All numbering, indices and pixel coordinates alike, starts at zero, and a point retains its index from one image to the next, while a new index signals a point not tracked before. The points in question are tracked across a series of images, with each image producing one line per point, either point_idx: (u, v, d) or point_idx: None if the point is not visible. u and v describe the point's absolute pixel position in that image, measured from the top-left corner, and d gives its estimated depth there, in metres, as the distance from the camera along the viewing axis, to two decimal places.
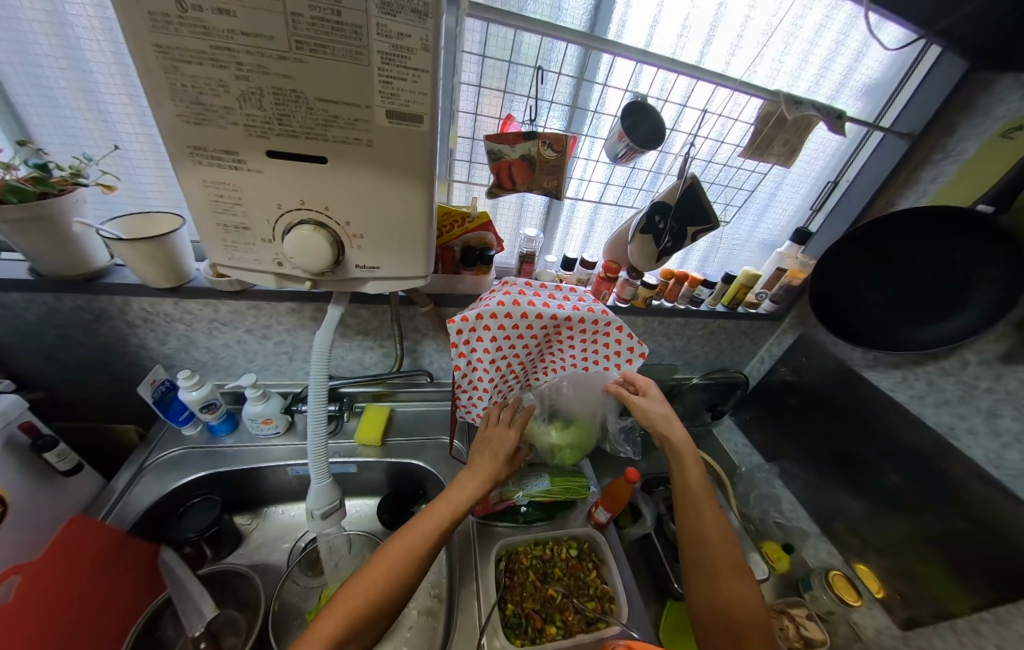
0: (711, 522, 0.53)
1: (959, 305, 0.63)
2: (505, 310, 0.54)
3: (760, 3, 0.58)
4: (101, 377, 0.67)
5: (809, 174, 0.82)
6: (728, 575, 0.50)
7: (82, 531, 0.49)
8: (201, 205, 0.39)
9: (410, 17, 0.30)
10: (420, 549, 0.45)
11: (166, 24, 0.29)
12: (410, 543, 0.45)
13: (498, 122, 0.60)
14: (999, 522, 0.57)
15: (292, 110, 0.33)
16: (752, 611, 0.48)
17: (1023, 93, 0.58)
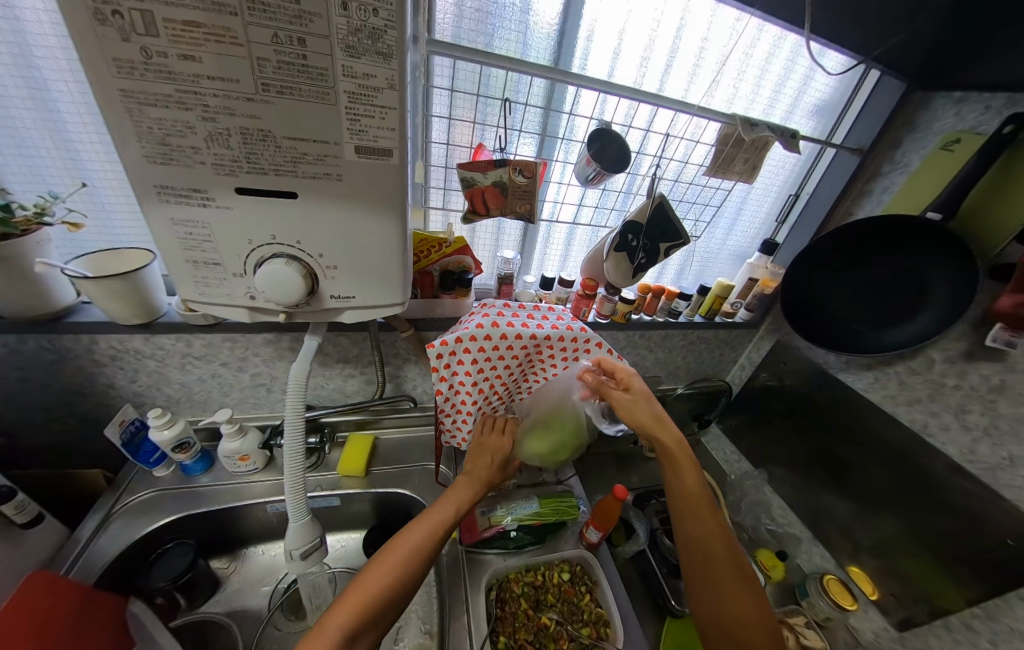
0: (712, 529, 0.52)
1: (919, 307, 0.66)
2: (485, 332, 0.54)
3: (713, 36, 0.62)
4: (66, 419, 0.64)
5: (771, 188, 0.86)
6: (735, 581, 0.49)
7: (38, 588, 0.46)
8: (169, 243, 0.39)
9: (374, 59, 0.32)
10: (406, 563, 0.43)
11: (130, 70, 0.29)
12: (396, 557, 0.43)
13: (470, 150, 0.62)
14: (980, 515, 0.59)
15: (261, 149, 0.34)
16: (757, 620, 0.47)
17: (956, 111, 0.64)
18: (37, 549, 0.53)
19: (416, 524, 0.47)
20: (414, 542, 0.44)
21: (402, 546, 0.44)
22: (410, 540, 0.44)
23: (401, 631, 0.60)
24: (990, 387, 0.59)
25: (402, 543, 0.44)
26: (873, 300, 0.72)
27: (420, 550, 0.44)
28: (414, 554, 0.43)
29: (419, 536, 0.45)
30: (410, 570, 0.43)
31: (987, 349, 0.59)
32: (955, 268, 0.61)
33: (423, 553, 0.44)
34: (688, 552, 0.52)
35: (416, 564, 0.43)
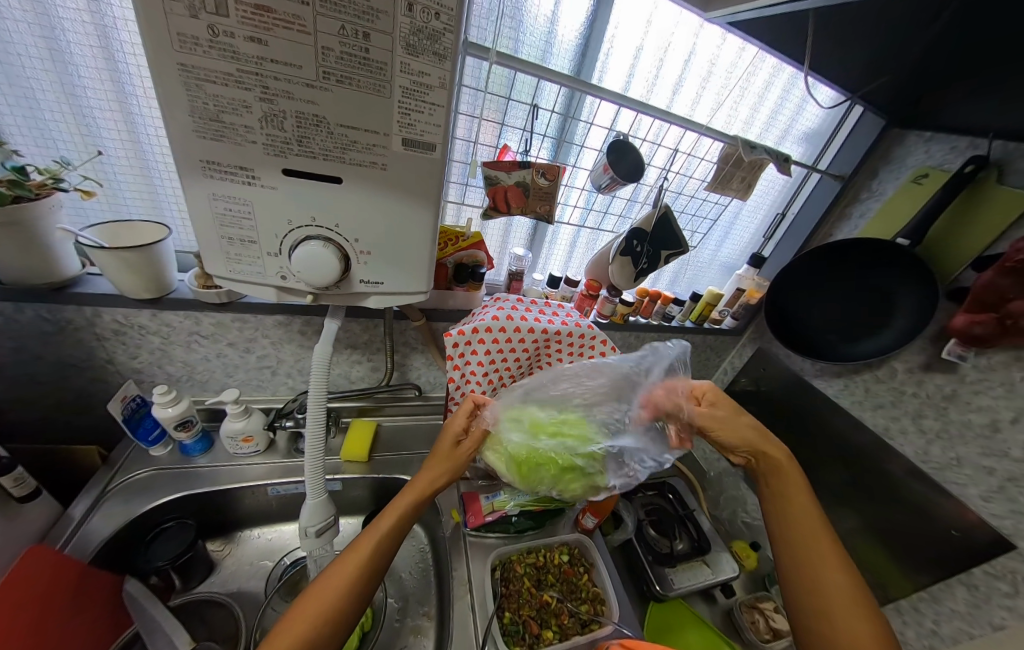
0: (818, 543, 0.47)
1: (887, 323, 0.73)
2: (499, 324, 0.57)
3: (721, 61, 0.67)
4: (57, 393, 0.62)
5: (761, 207, 0.93)
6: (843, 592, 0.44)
7: (45, 563, 0.45)
8: (206, 218, 0.39)
9: (431, 58, 0.34)
10: (331, 610, 0.38)
11: (194, 45, 0.30)
12: (319, 604, 0.38)
13: (493, 150, 0.65)
14: (930, 510, 0.66)
15: (313, 133, 0.36)
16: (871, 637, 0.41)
17: (926, 148, 0.71)
18: (30, 525, 0.51)
19: (347, 557, 0.42)
20: (342, 585, 0.40)
21: (328, 592, 0.39)
22: (335, 585, 0.39)
23: (404, 611, 0.62)
24: (943, 395, 0.67)
25: (326, 588, 0.39)
26: (847, 314, 0.79)
27: (347, 593, 0.40)
28: (340, 600, 0.39)
29: (347, 575, 0.40)
30: (336, 616, 0.38)
31: (942, 362, 0.67)
32: (916, 288, 0.68)
33: (351, 594, 0.40)
34: (789, 579, 0.47)
35: (343, 607, 0.39)
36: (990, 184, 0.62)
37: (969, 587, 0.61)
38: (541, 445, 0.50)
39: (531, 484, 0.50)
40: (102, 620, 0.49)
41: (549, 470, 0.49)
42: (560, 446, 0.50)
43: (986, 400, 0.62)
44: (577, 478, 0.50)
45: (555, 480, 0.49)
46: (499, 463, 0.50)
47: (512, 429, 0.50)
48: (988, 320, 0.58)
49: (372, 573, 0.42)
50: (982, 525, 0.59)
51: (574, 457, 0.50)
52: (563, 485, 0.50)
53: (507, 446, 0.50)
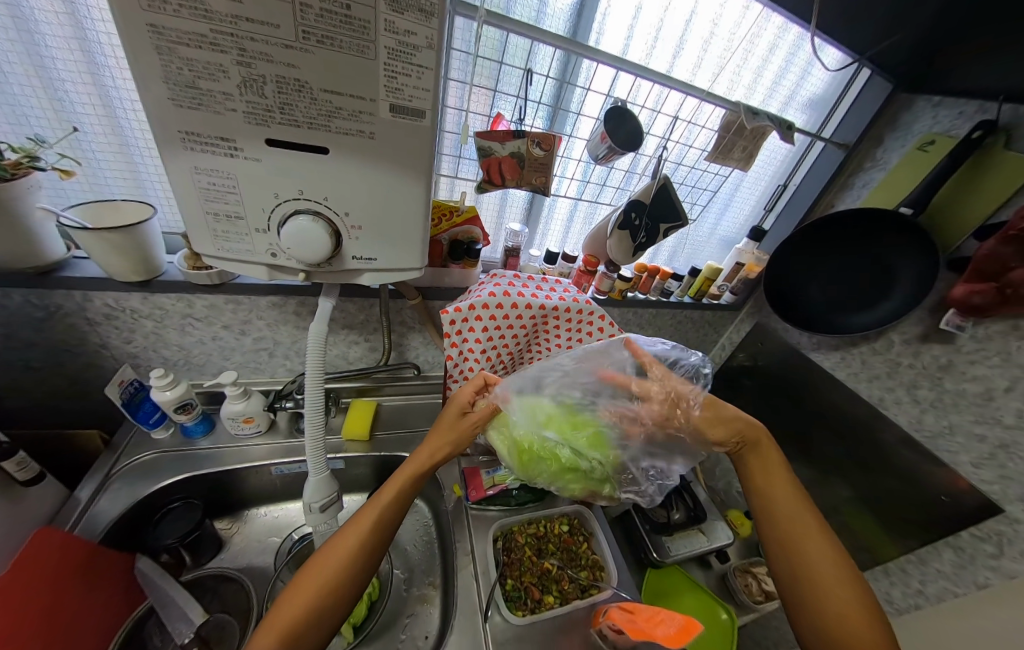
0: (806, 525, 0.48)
1: (886, 294, 0.72)
2: (496, 301, 0.56)
3: (724, 20, 0.64)
4: (53, 379, 0.62)
5: (761, 179, 0.91)
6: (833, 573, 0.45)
7: (52, 545, 0.46)
8: (190, 194, 0.38)
9: (417, 16, 0.32)
10: (333, 580, 0.39)
11: (161, 3, 0.28)
12: (322, 574, 0.39)
13: (486, 119, 0.63)
14: (921, 477, 0.68)
15: (296, 100, 0.34)
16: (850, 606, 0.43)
17: (933, 113, 0.69)
18: (37, 507, 0.52)
19: (349, 530, 0.43)
20: (344, 556, 0.40)
21: (330, 562, 0.40)
22: (337, 556, 0.40)
23: (409, 581, 0.64)
24: (939, 366, 0.67)
25: (329, 557, 0.40)
26: (846, 286, 0.79)
27: (349, 564, 0.40)
28: (343, 570, 0.40)
29: (349, 547, 0.41)
30: (338, 586, 0.39)
31: (940, 332, 0.67)
32: (919, 258, 0.67)
33: (353, 565, 0.40)
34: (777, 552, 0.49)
35: (346, 577, 0.40)
36: (998, 150, 0.60)
37: (955, 549, 0.63)
38: (547, 438, 0.49)
39: (530, 475, 0.50)
40: (118, 597, 0.51)
41: (549, 466, 0.48)
42: (567, 444, 0.48)
43: (981, 369, 0.62)
44: (579, 479, 0.49)
45: (554, 477, 0.49)
46: (501, 446, 0.50)
47: (522, 417, 0.49)
48: (988, 289, 0.57)
49: (375, 545, 0.42)
50: (970, 490, 0.61)
51: (579, 459, 0.48)
52: (561, 483, 0.49)
53: (513, 432, 0.49)
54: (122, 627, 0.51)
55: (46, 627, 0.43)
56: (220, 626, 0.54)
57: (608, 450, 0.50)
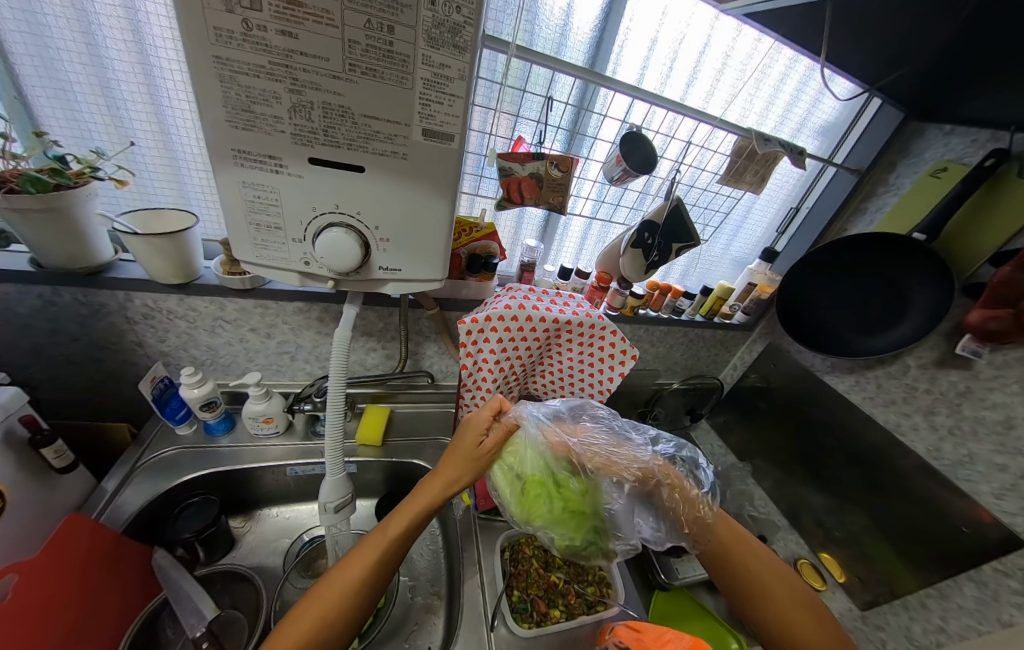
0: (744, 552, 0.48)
1: (901, 318, 0.72)
2: (512, 313, 0.58)
3: (736, 52, 0.67)
4: (89, 373, 0.66)
5: (774, 201, 0.92)
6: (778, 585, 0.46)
7: (82, 532, 0.48)
8: (236, 205, 0.41)
9: (451, 51, 0.35)
10: (341, 606, 0.38)
11: (228, 39, 0.32)
12: (329, 599, 0.39)
13: (507, 141, 0.66)
14: (943, 508, 0.66)
15: (338, 123, 0.37)
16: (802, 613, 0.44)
17: (945, 141, 0.70)
18: (65, 495, 0.54)
19: (357, 555, 0.42)
20: (352, 582, 0.40)
21: (338, 587, 0.39)
22: (346, 581, 0.40)
23: (415, 588, 0.64)
24: (956, 392, 0.66)
25: (338, 582, 0.40)
26: (860, 310, 0.78)
27: (357, 591, 0.40)
28: (348, 599, 0.39)
29: (357, 574, 0.40)
30: (344, 614, 0.38)
31: (956, 358, 0.66)
32: (931, 282, 0.68)
33: (361, 592, 0.40)
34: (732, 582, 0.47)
35: (354, 603, 0.39)
36: (1012, 178, 0.61)
37: (978, 584, 0.61)
38: (555, 476, 0.48)
39: (530, 519, 0.47)
40: (135, 589, 0.53)
41: (553, 507, 0.46)
42: (575, 489, 0.47)
43: (1000, 396, 0.61)
44: (576, 529, 0.47)
45: (556, 522, 0.46)
46: (504, 484, 0.48)
47: (530, 454, 0.48)
48: (1004, 315, 0.57)
49: (384, 570, 0.42)
50: (994, 523, 0.59)
51: (584, 501, 0.48)
52: (562, 531, 0.46)
53: (522, 467, 0.48)
54: (133, 625, 0.52)
55: (69, 613, 0.45)
56: (230, 622, 0.57)
57: (606, 500, 0.49)
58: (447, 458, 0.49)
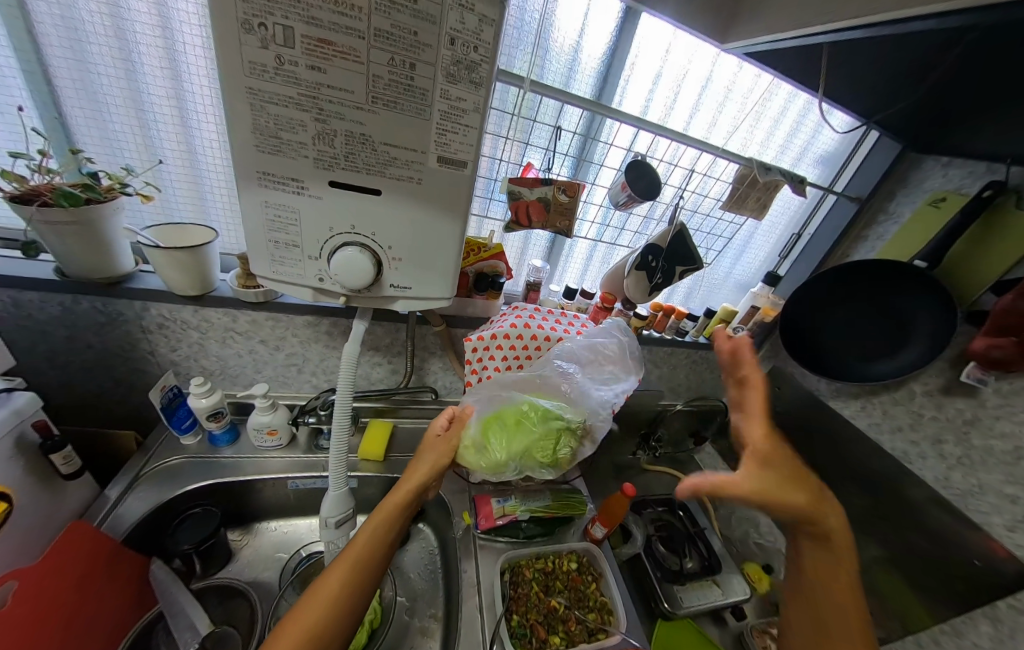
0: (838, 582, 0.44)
1: (904, 345, 0.72)
2: (517, 332, 0.60)
3: (737, 87, 0.70)
4: (100, 381, 0.67)
5: (776, 227, 0.94)
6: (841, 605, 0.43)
7: (79, 540, 0.47)
8: (257, 223, 0.43)
9: (468, 86, 0.38)
10: (320, 625, 0.36)
11: (262, 72, 0.35)
12: (308, 618, 0.37)
13: (516, 167, 0.69)
14: (954, 540, 0.64)
15: (359, 150, 0.39)
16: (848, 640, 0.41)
17: (943, 173, 0.73)
18: (69, 502, 0.54)
19: (333, 569, 0.40)
20: (331, 596, 0.38)
21: (315, 607, 0.38)
22: (324, 599, 0.38)
23: (413, 609, 0.63)
24: (963, 420, 0.66)
25: (315, 601, 0.38)
26: (863, 336, 0.79)
27: (336, 607, 0.38)
28: (328, 616, 0.37)
29: (335, 589, 0.39)
30: (325, 632, 0.36)
31: (962, 386, 0.66)
32: (928, 302, 0.69)
33: (342, 607, 0.38)
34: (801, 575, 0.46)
35: (336, 617, 0.38)
36: (1009, 210, 0.62)
37: (993, 621, 0.58)
38: (495, 420, 0.52)
39: (501, 468, 0.51)
40: (131, 601, 0.52)
41: (506, 440, 0.51)
42: (517, 415, 0.53)
43: (1008, 425, 0.61)
44: (539, 443, 0.52)
45: (519, 449, 0.51)
46: (466, 460, 0.51)
47: (473, 424, 0.53)
48: (1008, 344, 0.57)
49: (365, 581, 0.41)
50: (1009, 557, 0.58)
51: (526, 414, 0.53)
52: (528, 454, 0.52)
53: (467, 436, 0.52)
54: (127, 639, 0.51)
55: (66, 621, 0.44)
56: (222, 640, 0.54)
57: (547, 402, 0.55)
58: (414, 460, 0.51)
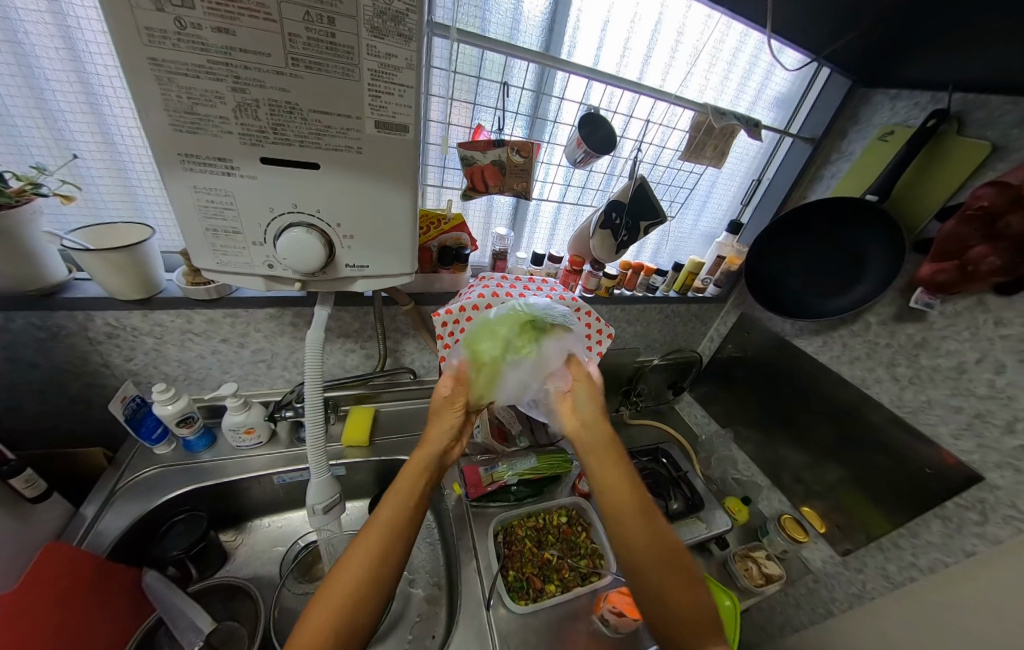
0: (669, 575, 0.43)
1: (859, 279, 0.75)
2: (486, 302, 0.59)
3: (687, 30, 0.68)
4: (55, 400, 0.63)
5: (736, 175, 0.95)
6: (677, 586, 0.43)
7: (58, 563, 0.46)
8: (190, 211, 0.40)
9: (396, 40, 0.35)
10: (359, 590, 0.37)
11: (162, 39, 0.31)
12: (338, 595, 0.36)
13: (468, 130, 0.66)
14: (908, 453, 0.70)
15: (287, 120, 0.37)
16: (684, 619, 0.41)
17: (889, 106, 0.74)
18: (43, 525, 0.53)
19: (361, 543, 0.40)
20: (365, 569, 0.38)
21: (350, 574, 0.37)
22: (358, 565, 0.38)
23: (415, 580, 0.65)
24: (913, 343, 0.70)
25: (348, 569, 0.38)
26: (823, 274, 0.82)
27: (369, 573, 0.38)
28: (363, 581, 0.37)
29: (368, 554, 0.39)
30: (365, 596, 0.37)
31: (911, 312, 0.70)
32: (879, 237, 0.72)
33: (376, 572, 0.38)
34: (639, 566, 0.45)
35: (371, 587, 0.37)
36: (952, 137, 0.64)
37: (943, 520, 0.65)
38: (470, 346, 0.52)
39: (506, 354, 0.50)
40: (123, 612, 0.52)
41: (486, 340, 0.51)
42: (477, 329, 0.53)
43: (952, 344, 0.65)
44: (504, 317, 0.53)
45: (499, 335, 0.51)
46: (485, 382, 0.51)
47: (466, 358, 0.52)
48: (950, 268, 0.61)
49: (397, 552, 0.40)
50: (956, 463, 0.63)
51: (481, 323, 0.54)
52: (507, 329, 0.51)
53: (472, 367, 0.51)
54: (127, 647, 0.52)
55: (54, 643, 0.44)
56: (230, 633, 0.56)
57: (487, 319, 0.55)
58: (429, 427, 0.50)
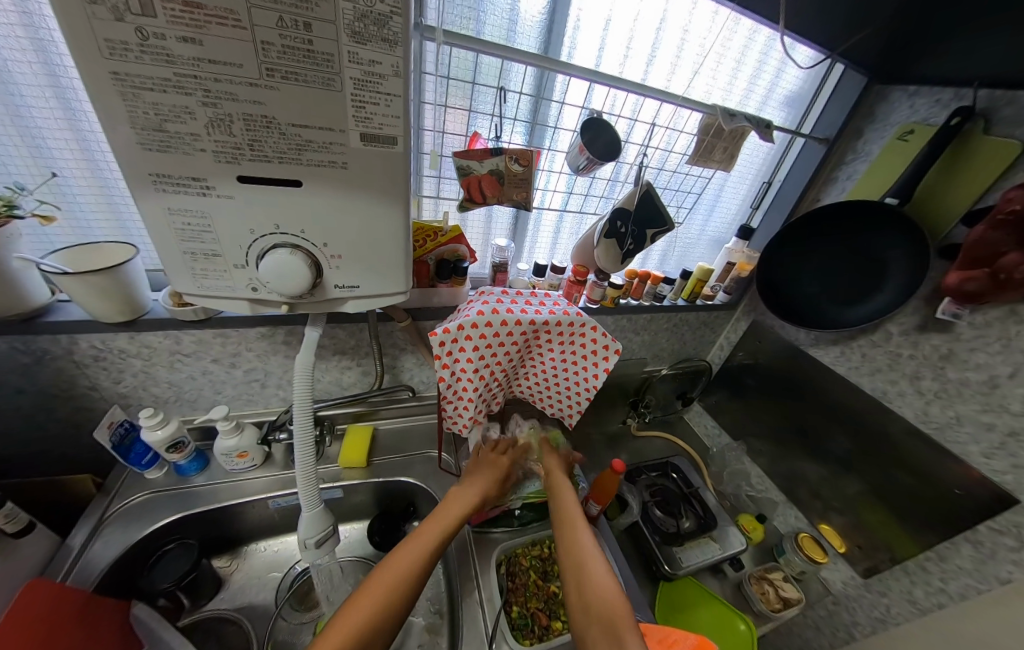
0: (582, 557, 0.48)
1: (878, 288, 0.71)
2: (485, 319, 0.55)
3: (694, 26, 0.65)
4: (44, 425, 0.61)
5: (746, 178, 0.91)
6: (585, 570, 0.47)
7: (43, 599, 0.44)
8: (167, 235, 0.38)
9: (380, 45, 0.32)
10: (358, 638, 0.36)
11: (124, 51, 0.28)
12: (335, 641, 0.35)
13: (464, 138, 0.63)
14: (934, 471, 0.66)
15: (264, 136, 0.34)
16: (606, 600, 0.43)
17: (909, 103, 0.70)
18: (27, 558, 0.50)
19: (373, 587, 0.40)
20: (369, 615, 0.37)
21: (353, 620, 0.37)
22: (362, 610, 0.38)
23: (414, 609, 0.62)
24: (939, 355, 0.66)
25: (354, 614, 0.37)
26: (840, 282, 0.78)
27: (373, 621, 0.37)
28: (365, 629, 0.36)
29: (376, 599, 0.39)
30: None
31: (936, 322, 0.66)
32: (901, 242, 0.67)
33: (379, 621, 0.37)
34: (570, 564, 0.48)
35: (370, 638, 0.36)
36: (979, 135, 0.60)
37: (975, 544, 0.61)
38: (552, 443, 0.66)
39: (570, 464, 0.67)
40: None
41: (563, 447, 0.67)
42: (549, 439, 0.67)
43: (982, 357, 0.61)
44: None
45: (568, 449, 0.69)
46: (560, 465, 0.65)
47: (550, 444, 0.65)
48: (981, 276, 0.56)
49: (401, 606, 0.39)
50: (990, 484, 0.59)
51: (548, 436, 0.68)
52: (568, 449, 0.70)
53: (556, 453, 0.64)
54: None
55: None
56: None
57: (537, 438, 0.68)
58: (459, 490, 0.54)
